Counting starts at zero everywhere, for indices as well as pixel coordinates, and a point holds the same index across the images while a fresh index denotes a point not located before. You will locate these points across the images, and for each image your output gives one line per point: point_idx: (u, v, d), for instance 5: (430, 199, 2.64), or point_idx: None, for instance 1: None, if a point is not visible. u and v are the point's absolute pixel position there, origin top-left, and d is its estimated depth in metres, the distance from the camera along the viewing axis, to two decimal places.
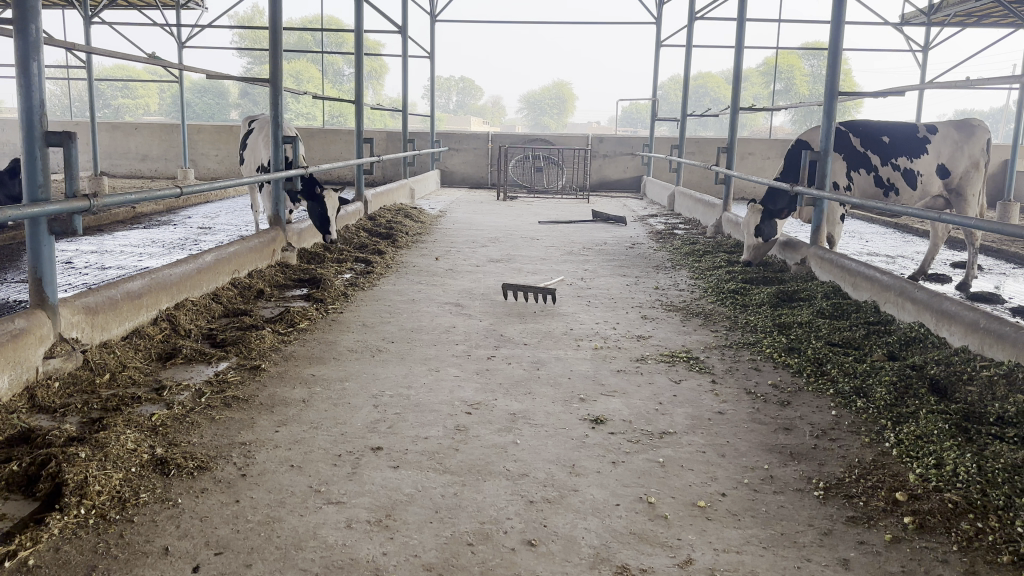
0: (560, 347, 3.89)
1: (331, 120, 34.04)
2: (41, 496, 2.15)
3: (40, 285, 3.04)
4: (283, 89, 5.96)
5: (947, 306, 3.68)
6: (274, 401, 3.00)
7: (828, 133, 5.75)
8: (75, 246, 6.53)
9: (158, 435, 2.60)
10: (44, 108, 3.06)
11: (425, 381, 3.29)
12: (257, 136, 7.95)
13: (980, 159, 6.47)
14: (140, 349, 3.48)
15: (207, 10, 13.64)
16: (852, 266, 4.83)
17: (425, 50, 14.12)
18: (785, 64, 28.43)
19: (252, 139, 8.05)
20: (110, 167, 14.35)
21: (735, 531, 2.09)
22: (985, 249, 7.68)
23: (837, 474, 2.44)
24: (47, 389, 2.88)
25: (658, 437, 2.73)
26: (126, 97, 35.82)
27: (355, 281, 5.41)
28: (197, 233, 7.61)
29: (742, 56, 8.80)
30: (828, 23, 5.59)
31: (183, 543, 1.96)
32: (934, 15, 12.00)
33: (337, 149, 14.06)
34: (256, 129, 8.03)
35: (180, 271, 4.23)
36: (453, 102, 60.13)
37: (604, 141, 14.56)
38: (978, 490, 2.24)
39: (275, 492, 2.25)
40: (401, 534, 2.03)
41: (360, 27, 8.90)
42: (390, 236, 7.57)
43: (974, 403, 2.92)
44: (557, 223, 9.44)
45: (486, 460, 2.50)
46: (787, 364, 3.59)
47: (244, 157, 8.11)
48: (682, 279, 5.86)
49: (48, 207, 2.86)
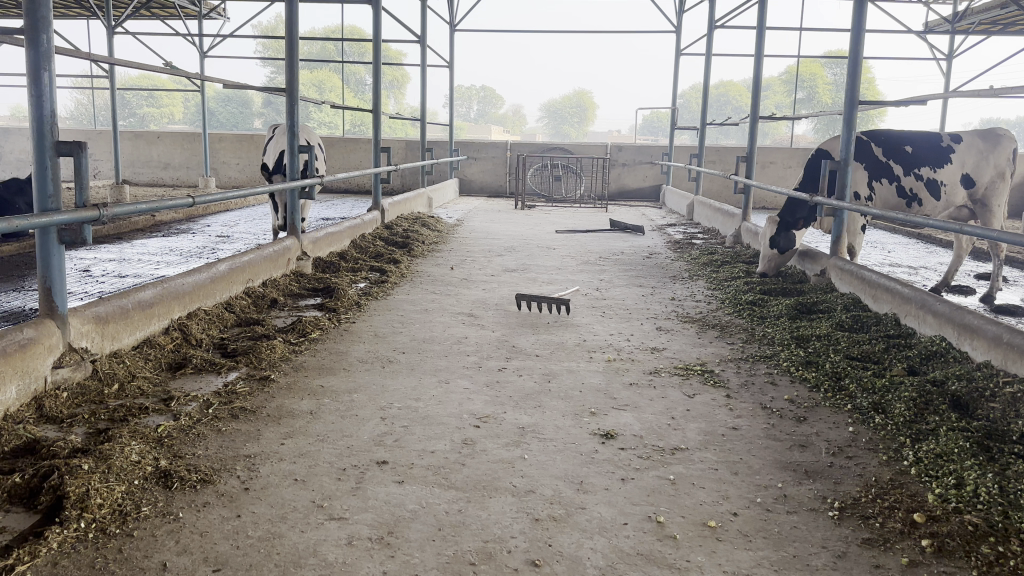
0: (572, 358, 3.85)
1: (353, 128, 34.32)
2: (42, 508, 2.14)
3: (50, 295, 3.05)
4: (299, 97, 5.96)
5: (971, 319, 3.58)
6: (281, 413, 2.97)
7: (847, 143, 5.65)
8: (95, 254, 6.59)
9: (162, 447, 2.59)
10: (56, 118, 3.08)
11: (434, 393, 3.25)
12: (278, 146, 7.98)
13: (1006, 168, 6.32)
14: (150, 358, 3.48)
15: (229, 19, 13.77)
16: (873, 277, 4.73)
17: (444, 59, 14.15)
18: (808, 72, 28.31)
19: (272, 148, 8.07)
20: (134, 174, 14.52)
21: (746, 553, 2.02)
22: (1012, 260, 7.54)
23: (853, 493, 2.36)
24: (56, 398, 2.88)
25: (669, 453, 2.66)
26: (151, 106, 36.42)
27: (369, 291, 5.39)
28: (215, 242, 7.65)
29: (762, 65, 8.71)
30: (848, 30, 5.51)
31: (181, 559, 1.93)
32: (958, 23, 11.81)
33: (356, 158, 14.14)
34: (278, 138, 8.03)
35: (193, 280, 4.23)
36: (474, 110, 60.39)
37: (624, 150, 14.47)
38: (999, 512, 2.15)
39: (277, 506, 2.22)
40: (403, 552, 1.99)
41: (377, 36, 8.91)
42: (406, 245, 7.55)
43: (996, 420, 2.82)
44: (574, 231, 9.39)
45: (493, 476, 2.45)
46: (805, 378, 3.50)
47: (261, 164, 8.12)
48: (699, 290, 5.78)
49: (57, 217, 2.85)
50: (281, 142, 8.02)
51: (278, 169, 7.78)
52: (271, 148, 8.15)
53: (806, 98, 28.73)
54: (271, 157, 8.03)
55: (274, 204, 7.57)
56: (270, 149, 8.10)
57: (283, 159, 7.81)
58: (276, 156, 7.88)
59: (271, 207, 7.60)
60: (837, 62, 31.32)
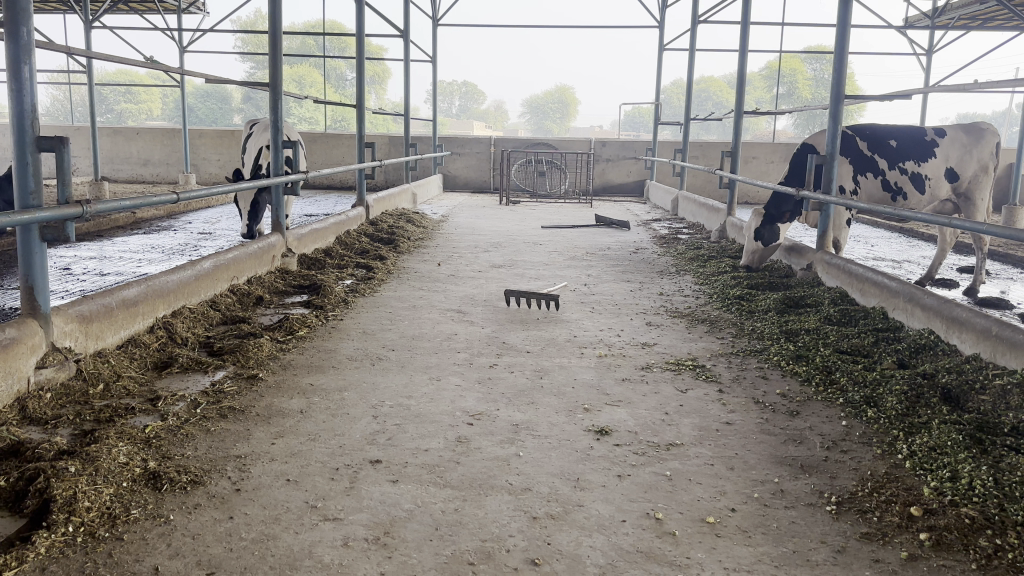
0: (563, 354, 3.83)
1: (334, 124, 34.13)
2: (28, 513, 2.09)
3: (32, 294, 2.98)
4: (284, 91, 5.88)
5: (958, 312, 3.61)
6: (271, 412, 2.93)
7: (834, 136, 5.66)
8: (75, 252, 6.48)
9: (151, 448, 2.54)
10: (36, 112, 3.01)
11: (425, 390, 3.22)
12: (258, 143, 7.86)
13: (989, 162, 6.48)
14: (135, 357, 3.42)
15: (209, 14, 13.60)
16: (860, 271, 4.76)
17: (428, 53, 14.08)
18: (788, 68, 28.64)
19: (252, 147, 7.95)
20: (113, 171, 14.32)
21: (745, 549, 2.02)
22: (993, 253, 7.63)
23: (849, 488, 2.36)
24: (40, 399, 2.81)
25: (665, 449, 2.65)
26: (128, 103, 36.05)
27: (355, 287, 5.35)
28: (198, 239, 7.54)
29: (746, 60, 8.73)
30: (834, 24, 5.52)
31: (174, 563, 1.90)
32: (937, 19, 11.93)
33: (339, 153, 14.03)
34: (258, 137, 7.89)
35: (177, 278, 4.16)
36: (455, 106, 60.33)
37: (608, 145, 14.48)
38: (995, 504, 2.16)
39: (270, 508, 2.18)
40: (400, 553, 1.96)
41: (360, 31, 8.83)
42: (392, 241, 7.51)
43: (987, 413, 2.84)
44: (559, 227, 9.37)
45: (488, 474, 2.42)
46: (796, 373, 3.51)
47: (239, 164, 8.01)
48: (686, 285, 5.79)
49: (40, 214, 2.78)
50: (261, 139, 7.90)
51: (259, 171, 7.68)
52: (251, 147, 8.03)
53: (786, 93, 29.08)
54: (251, 157, 7.92)
55: (242, 210, 7.51)
56: (250, 147, 7.99)
57: (264, 160, 7.70)
58: (257, 157, 7.76)
59: (240, 212, 7.54)
60: (817, 58, 31.64)
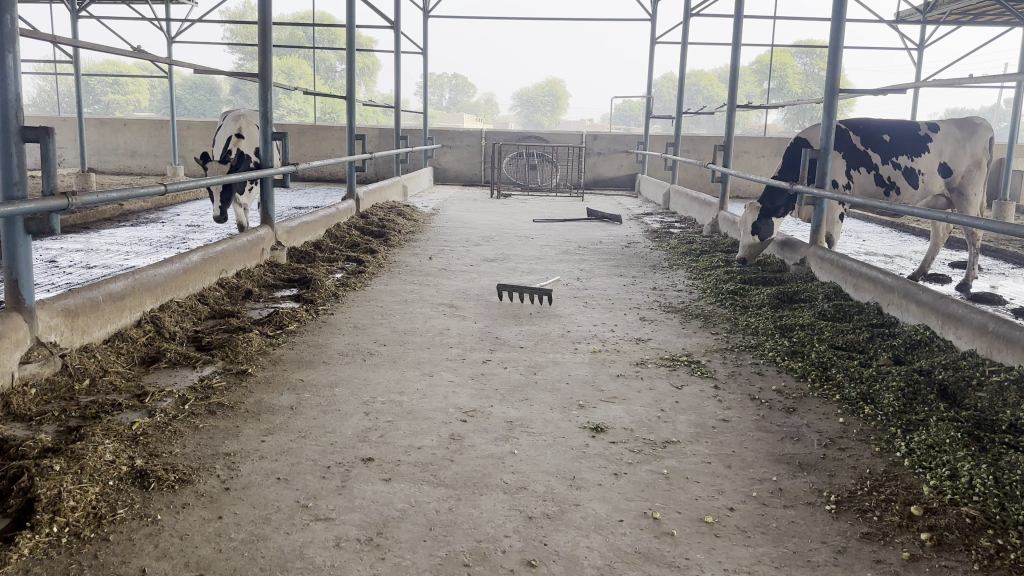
0: (557, 350, 3.79)
1: (324, 115, 33.96)
2: (11, 512, 2.03)
3: (17, 287, 2.92)
4: (272, 82, 5.78)
5: (954, 308, 3.58)
6: (260, 408, 2.87)
7: (829, 130, 5.64)
8: (61, 244, 6.38)
9: (138, 446, 2.48)
10: (21, 102, 2.93)
11: (417, 386, 3.18)
12: (227, 133, 7.80)
13: (982, 157, 6.43)
14: (122, 352, 3.36)
15: (197, 4, 13.43)
16: (854, 266, 4.73)
17: (419, 45, 13.97)
18: (779, 63, 28.74)
19: (222, 137, 7.88)
20: (100, 162, 14.16)
21: (745, 549, 1.99)
22: (985, 248, 7.63)
23: (848, 486, 2.34)
24: (24, 394, 2.75)
25: (661, 447, 2.62)
26: (116, 93, 35.78)
27: (346, 281, 5.28)
28: (186, 231, 7.44)
29: (739, 53, 8.69)
30: (830, 18, 5.48)
31: (161, 564, 1.84)
32: (930, 14, 11.95)
33: (329, 145, 13.92)
34: (226, 127, 7.83)
35: (165, 272, 4.09)
36: (446, 99, 60.22)
37: (599, 138, 14.45)
38: (996, 504, 2.14)
39: (259, 507, 2.13)
40: (393, 554, 1.92)
41: (351, 21, 8.72)
42: (383, 235, 7.43)
43: (985, 410, 2.82)
44: (551, 221, 9.32)
45: (482, 472, 2.38)
46: (792, 368, 3.49)
47: (209, 152, 7.95)
48: (680, 280, 5.75)
49: (25, 205, 2.71)
50: (231, 129, 7.81)
51: (226, 157, 7.62)
52: (221, 137, 7.95)
53: (777, 87, 29.20)
54: (221, 147, 7.86)
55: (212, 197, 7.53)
56: (219, 137, 7.90)
57: (234, 147, 7.62)
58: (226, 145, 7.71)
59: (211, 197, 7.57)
60: (807, 53, 31.76)
